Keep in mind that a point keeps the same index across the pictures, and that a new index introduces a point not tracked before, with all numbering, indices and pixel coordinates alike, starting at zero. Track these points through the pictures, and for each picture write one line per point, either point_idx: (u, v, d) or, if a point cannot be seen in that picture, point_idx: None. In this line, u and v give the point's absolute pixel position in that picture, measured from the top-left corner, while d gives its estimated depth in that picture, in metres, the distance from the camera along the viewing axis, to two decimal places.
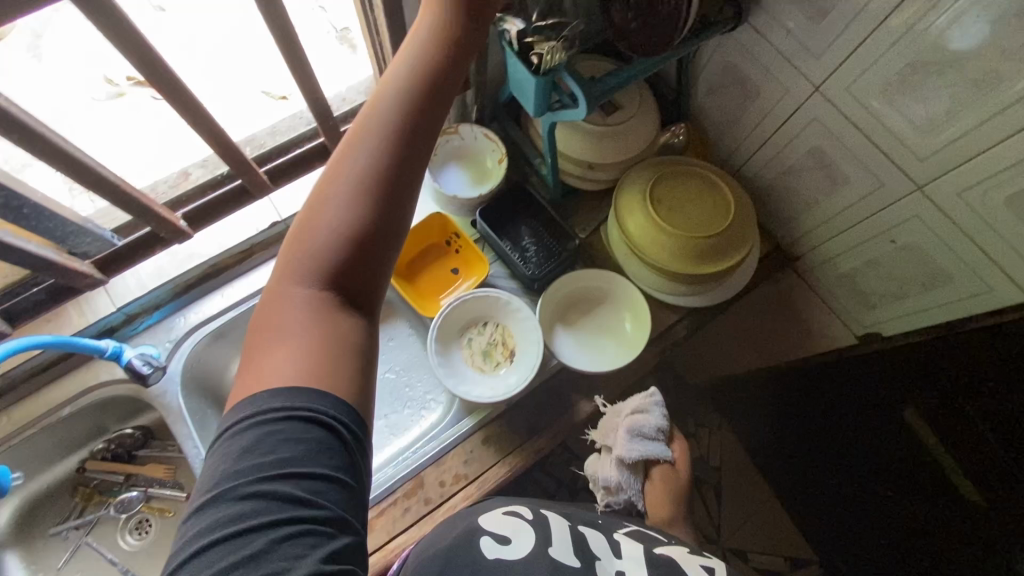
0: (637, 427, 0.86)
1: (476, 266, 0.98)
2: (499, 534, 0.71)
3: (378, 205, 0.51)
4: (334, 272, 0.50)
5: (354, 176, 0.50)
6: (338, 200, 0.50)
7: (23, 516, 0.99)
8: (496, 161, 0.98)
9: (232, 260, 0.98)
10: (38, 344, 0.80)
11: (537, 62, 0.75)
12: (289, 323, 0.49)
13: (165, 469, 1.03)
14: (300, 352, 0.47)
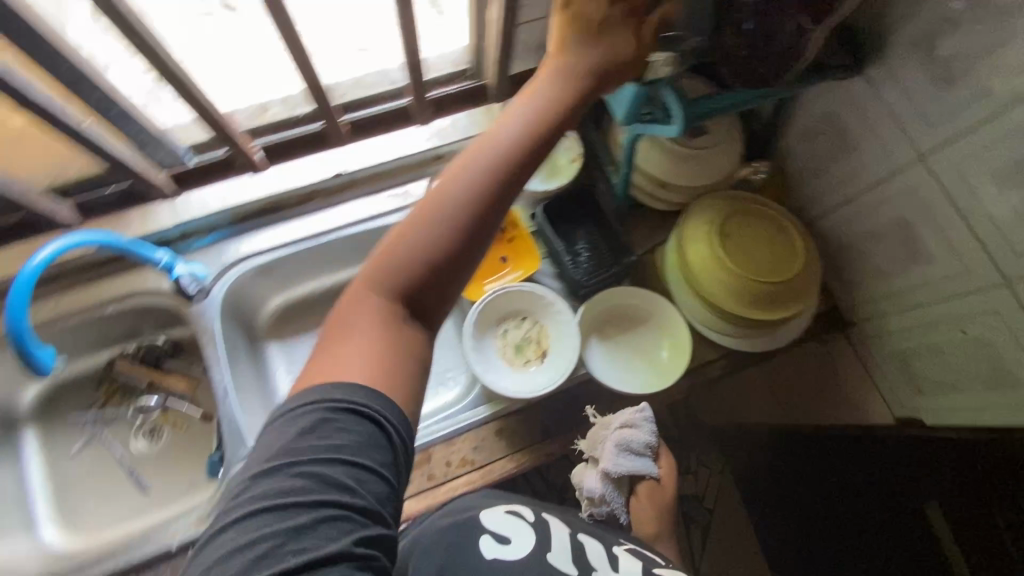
0: (626, 439, 0.85)
1: (525, 259, 0.96)
2: (497, 534, 0.72)
3: (468, 228, 0.55)
4: (414, 284, 0.54)
5: (454, 205, 0.54)
6: (434, 224, 0.54)
7: (49, 397, 1.03)
8: (569, 160, 0.97)
9: (292, 200, 0.99)
10: (102, 245, 0.84)
11: (642, 70, 0.73)
12: (362, 323, 0.53)
13: (186, 385, 1.06)
14: (366, 354, 0.51)
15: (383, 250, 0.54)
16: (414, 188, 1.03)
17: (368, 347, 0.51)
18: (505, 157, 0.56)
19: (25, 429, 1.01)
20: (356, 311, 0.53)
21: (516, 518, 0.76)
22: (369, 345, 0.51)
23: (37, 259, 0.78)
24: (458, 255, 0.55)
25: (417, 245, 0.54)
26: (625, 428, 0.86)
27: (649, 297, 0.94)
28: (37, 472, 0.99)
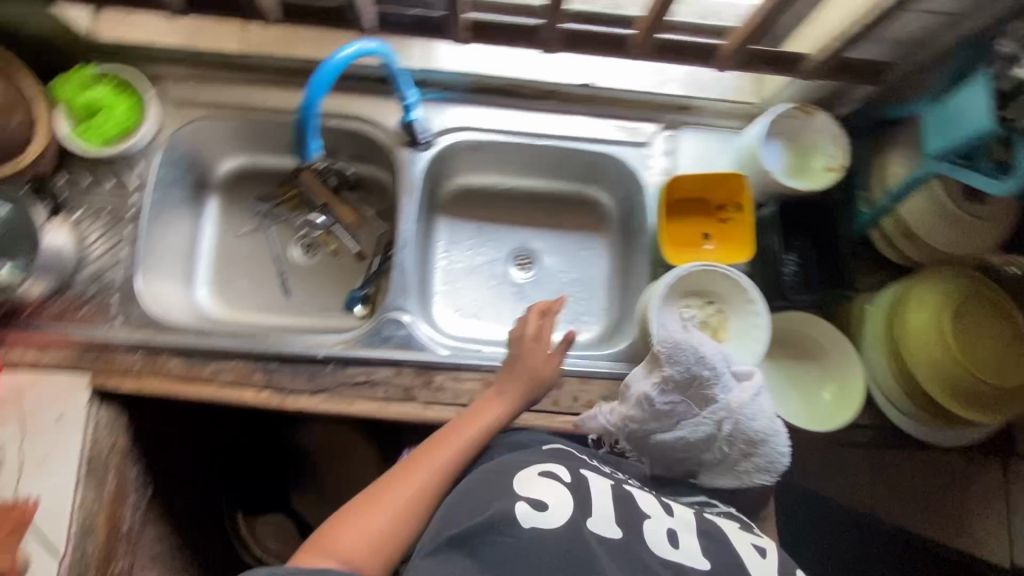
0: (735, 426, 0.76)
1: (732, 248, 0.90)
2: (533, 499, 0.69)
3: (447, 470, 0.75)
4: (395, 517, 0.70)
5: (439, 466, 0.74)
6: (421, 479, 0.73)
7: (239, 176, 1.08)
8: (828, 166, 0.87)
9: (532, 92, 0.96)
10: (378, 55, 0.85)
11: (1011, 113, 0.68)
12: (341, 547, 0.67)
13: (353, 219, 1.10)
14: (355, 548, 0.67)
15: (368, 501, 0.70)
16: (647, 128, 0.98)
17: (349, 531, 0.68)
18: (475, 445, 0.78)
19: (210, 194, 1.07)
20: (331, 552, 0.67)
21: (550, 479, 0.72)
22: (365, 513, 0.69)
23: (339, 56, 0.83)
24: (393, 542, 0.69)
25: (398, 482, 0.73)
26: (733, 412, 0.76)
27: (840, 341, 0.88)
28: (207, 237, 1.06)
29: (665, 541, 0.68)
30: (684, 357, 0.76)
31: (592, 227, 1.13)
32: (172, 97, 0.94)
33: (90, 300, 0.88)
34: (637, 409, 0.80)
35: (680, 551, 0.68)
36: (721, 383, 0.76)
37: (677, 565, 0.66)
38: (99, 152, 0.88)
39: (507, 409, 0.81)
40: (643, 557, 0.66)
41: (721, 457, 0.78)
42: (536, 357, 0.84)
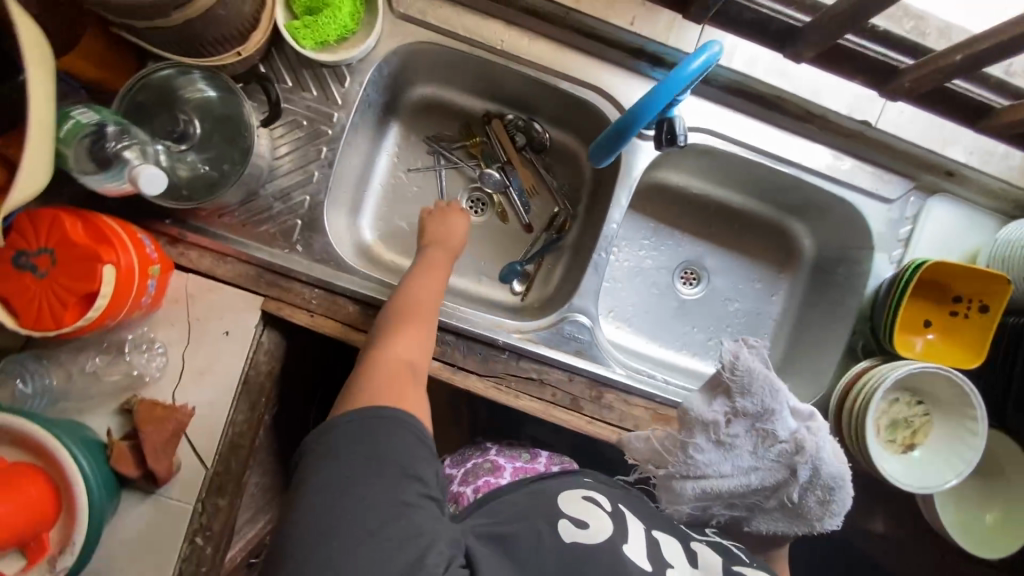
0: (807, 471, 0.69)
1: (954, 347, 0.83)
2: (573, 517, 0.65)
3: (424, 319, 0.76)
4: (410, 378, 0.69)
5: (410, 328, 0.74)
6: (401, 347, 0.72)
7: (426, 106, 0.98)
8: None
9: (793, 112, 0.84)
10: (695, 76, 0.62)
11: None
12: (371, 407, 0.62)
13: (532, 186, 1.01)
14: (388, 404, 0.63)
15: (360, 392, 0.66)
16: (899, 185, 0.87)
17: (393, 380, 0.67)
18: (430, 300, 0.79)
19: (393, 119, 0.97)
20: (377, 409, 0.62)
21: (591, 508, 0.67)
22: (394, 371, 0.68)
23: (690, 73, 0.61)
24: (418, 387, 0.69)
25: (382, 364, 0.69)
26: (805, 455, 0.68)
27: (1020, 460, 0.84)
28: (379, 166, 0.97)
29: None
30: (757, 387, 0.68)
31: (776, 261, 1.04)
32: (398, 9, 0.81)
33: (274, 218, 0.81)
34: (701, 440, 0.71)
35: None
36: (788, 418, 0.69)
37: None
38: (312, 56, 0.77)
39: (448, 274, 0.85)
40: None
41: (781, 500, 0.71)
42: (456, 225, 0.89)
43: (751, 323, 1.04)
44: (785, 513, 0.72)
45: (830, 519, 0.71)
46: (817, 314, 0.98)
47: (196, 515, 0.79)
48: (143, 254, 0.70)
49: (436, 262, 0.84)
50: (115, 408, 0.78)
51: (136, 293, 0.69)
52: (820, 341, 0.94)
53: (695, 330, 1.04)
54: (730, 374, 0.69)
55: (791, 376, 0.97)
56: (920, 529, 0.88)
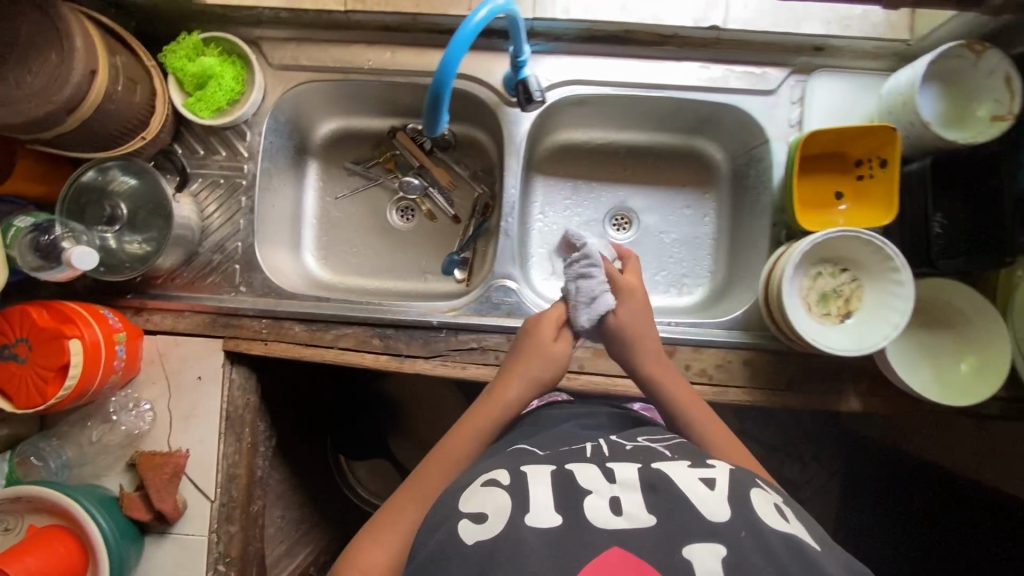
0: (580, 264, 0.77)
1: (868, 209, 0.83)
2: (471, 513, 0.56)
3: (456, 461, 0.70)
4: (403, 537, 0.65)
5: (435, 475, 0.70)
6: (419, 490, 0.69)
7: (334, 139, 1.07)
8: (993, 117, 0.78)
9: (648, 40, 0.89)
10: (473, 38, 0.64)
11: None
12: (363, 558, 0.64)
13: (449, 181, 1.08)
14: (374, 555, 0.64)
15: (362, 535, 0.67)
16: (775, 74, 0.88)
17: (383, 546, 0.64)
18: (473, 446, 0.72)
19: (309, 159, 1.07)
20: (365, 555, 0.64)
21: (491, 487, 0.59)
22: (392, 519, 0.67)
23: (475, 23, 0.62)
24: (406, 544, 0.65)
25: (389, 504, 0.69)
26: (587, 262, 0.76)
27: (970, 299, 0.83)
28: (308, 202, 1.07)
29: (606, 511, 0.54)
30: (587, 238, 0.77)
31: (697, 182, 1.06)
32: (275, 61, 0.92)
33: (216, 268, 0.92)
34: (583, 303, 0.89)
35: (626, 517, 0.53)
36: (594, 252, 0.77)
37: (625, 535, 0.51)
38: (213, 121, 0.89)
39: (514, 401, 0.73)
40: (587, 537, 0.51)
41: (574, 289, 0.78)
42: (550, 354, 0.75)
43: (691, 249, 1.05)
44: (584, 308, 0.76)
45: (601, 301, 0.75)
46: (747, 219, 0.99)
47: (214, 544, 0.89)
48: (106, 327, 0.82)
49: (496, 407, 0.74)
50: (123, 466, 0.88)
51: (105, 362, 0.80)
52: (750, 246, 0.95)
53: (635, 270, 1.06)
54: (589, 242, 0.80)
55: (738, 286, 0.97)
56: (897, 398, 0.87)
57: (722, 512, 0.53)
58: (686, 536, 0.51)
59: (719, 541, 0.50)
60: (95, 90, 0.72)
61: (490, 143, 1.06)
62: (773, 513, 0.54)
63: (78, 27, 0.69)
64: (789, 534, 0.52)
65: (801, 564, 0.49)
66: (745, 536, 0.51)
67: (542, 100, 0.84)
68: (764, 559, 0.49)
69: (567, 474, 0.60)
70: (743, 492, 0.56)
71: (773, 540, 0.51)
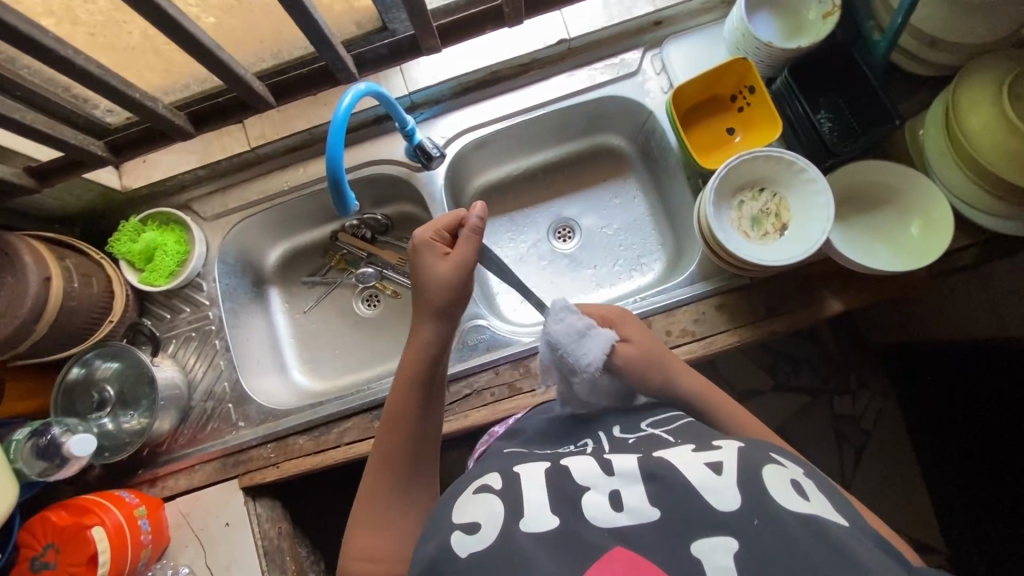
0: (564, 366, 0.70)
1: (758, 130, 0.89)
2: (464, 524, 0.53)
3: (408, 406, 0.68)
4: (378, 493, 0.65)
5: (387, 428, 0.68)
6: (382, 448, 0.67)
7: (286, 261, 1.15)
8: (821, 15, 0.85)
9: (512, 71, 0.98)
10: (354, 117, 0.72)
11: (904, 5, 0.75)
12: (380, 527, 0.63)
13: (399, 257, 1.14)
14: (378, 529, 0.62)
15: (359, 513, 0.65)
16: (631, 57, 0.98)
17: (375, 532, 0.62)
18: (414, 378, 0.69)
19: (270, 288, 1.13)
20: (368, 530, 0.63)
21: (484, 496, 0.55)
22: (369, 496, 0.65)
23: (346, 106, 0.71)
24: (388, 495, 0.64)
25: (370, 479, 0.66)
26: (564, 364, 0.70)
27: (879, 173, 0.87)
28: (280, 325, 1.12)
29: (608, 509, 0.50)
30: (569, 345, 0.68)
31: (615, 172, 1.13)
32: (208, 214, 1.01)
33: (211, 415, 0.96)
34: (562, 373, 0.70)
35: (627, 513, 0.49)
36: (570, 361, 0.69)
37: (628, 532, 0.48)
38: (170, 284, 0.96)
39: (433, 337, 0.69)
40: (586, 539, 0.48)
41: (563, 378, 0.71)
42: (438, 267, 0.70)
43: (634, 231, 1.11)
44: (597, 381, 0.70)
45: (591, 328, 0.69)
46: (670, 186, 1.05)
47: None
48: (126, 508, 0.83)
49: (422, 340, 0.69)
50: None
51: (132, 541, 0.81)
52: (682, 205, 1.00)
53: (594, 270, 1.11)
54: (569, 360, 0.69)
55: (687, 243, 1.02)
56: (877, 284, 0.87)
57: (731, 498, 0.48)
58: (692, 531, 0.46)
59: (730, 533, 0.45)
60: (54, 296, 0.79)
61: (423, 211, 1.14)
62: (789, 493, 0.49)
63: (25, 246, 0.78)
64: (807, 515, 0.47)
65: (821, 547, 0.44)
66: (760, 524, 0.45)
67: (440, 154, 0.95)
68: (785, 549, 0.44)
69: (562, 470, 0.56)
70: (753, 469, 0.51)
71: (792, 525, 0.45)
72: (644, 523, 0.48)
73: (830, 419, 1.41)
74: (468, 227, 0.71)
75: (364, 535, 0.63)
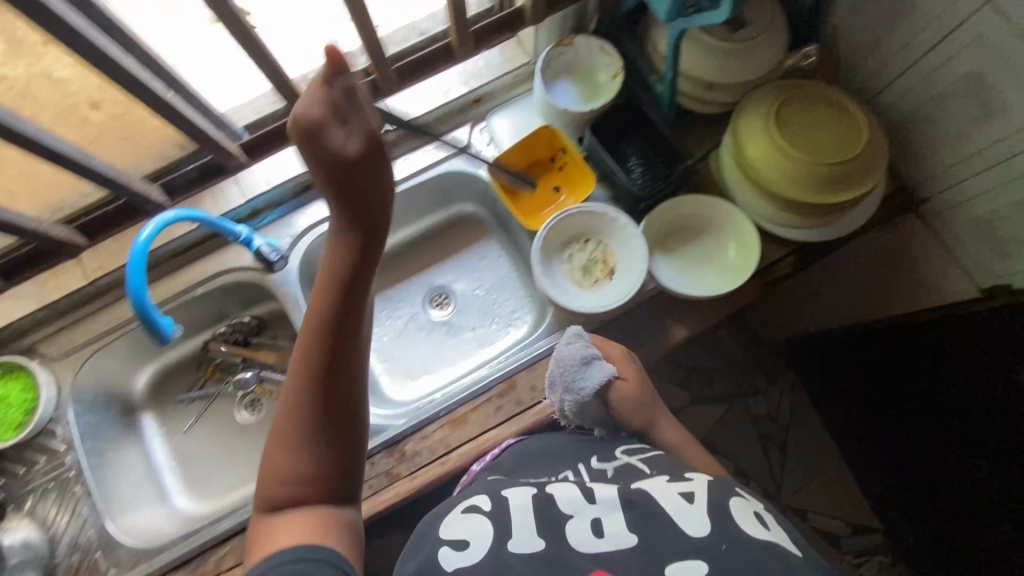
0: (571, 384, 0.82)
1: (578, 185, 0.97)
2: (451, 542, 0.66)
3: (328, 322, 0.64)
4: (297, 438, 0.62)
5: (309, 327, 0.64)
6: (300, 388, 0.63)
7: (157, 382, 1.11)
8: (610, 76, 0.94)
9: None
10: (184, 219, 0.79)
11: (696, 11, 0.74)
12: (286, 464, 0.62)
13: (276, 355, 1.11)
14: (291, 478, 0.61)
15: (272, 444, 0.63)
16: (459, 134, 1.04)
17: (279, 484, 0.62)
18: (333, 300, 0.64)
19: (142, 413, 1.09)
20: (275, 482, 0.62)
21: (475, 515, 0.69)
22: (279, 443, 0.62)
23: (145, 232, 0.72)
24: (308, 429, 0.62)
25: (293, 380, 0.63)
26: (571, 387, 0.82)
27: (693, 204, 0.93)
28: (159, 450, 1.08)
29: (590, 535, 0.62)
30: (581, 372, 0.82)
31: (476, 236, 1.18)
32: (56, 354, 0.98)
33: (77, 568, 0.90)
34: (568, 395, 0.83)
35: (608, 540, 0.61)
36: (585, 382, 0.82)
37: (608, 557, 0.59)
38: (16, 438, 0.92)
39: (347, 248, 0.66)
40: (568, 559, 0.59)
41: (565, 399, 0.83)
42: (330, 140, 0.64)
43: (504, 288, 1.15)
44: (586, 407, 0.82)
45: (604, 364, 0.83)
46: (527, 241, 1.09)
47: None
48: None
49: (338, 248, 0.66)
50: None
51: None
52: None
53: (473, 331, 1.13)
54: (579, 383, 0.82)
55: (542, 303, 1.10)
56: (715, 305, 0.93)
57: (702, 527, 0.59)
58: (666, 557, 0.56)
59: (700, 558, 0.55)
60: None
61: None
62: (754, 523, 0.59)
63: None
64: (771, 543, 0.57)
65: (781, 568, 0.53)
66: (726, 549, 0.56)
67: (280, 256, 0.97)
68: (745, 565, 0.54)
69: (549, 498, 0.68)
70: (721, 504, 0.62)
71: (751, 547, 0.55)
72: (623, 547, 0.59)
73: (750, 424, 1.57)
74: (335, 69, 0.64)
75: (262, 483, 0.63)
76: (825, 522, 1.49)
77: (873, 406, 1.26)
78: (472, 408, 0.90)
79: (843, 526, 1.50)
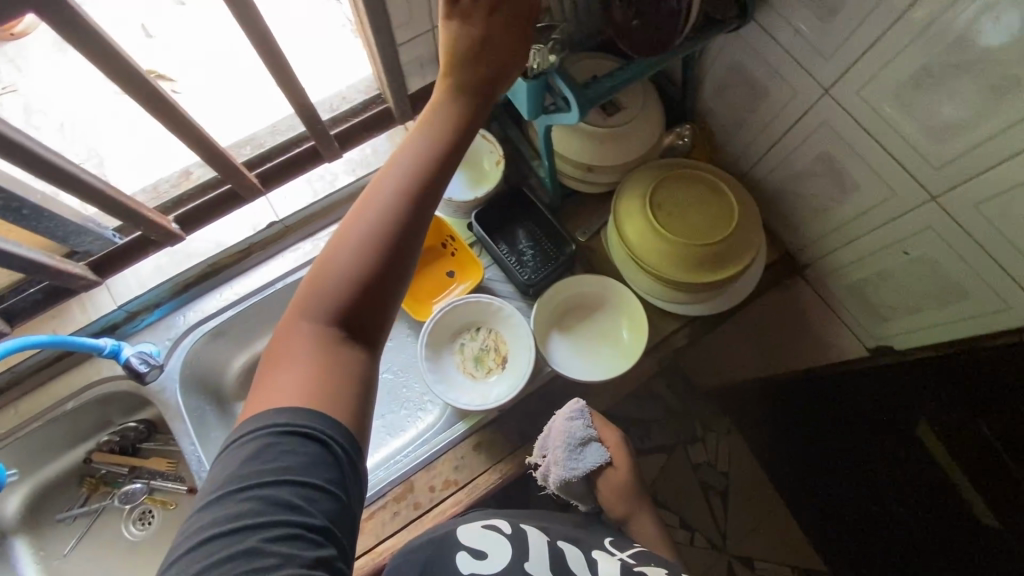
0: (566, 464, 0.83)
1: (470, 270, 0.96)
2: (473, 551, 0.73)
3: (431, 161, 0.57)
4: (338, 309, 0.53)
5: (404, 165, 0.56)
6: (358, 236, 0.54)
7: (30, 504, 1.01)
8: (494, 163, 0.95)
9: (234, 258, 0.98)
10: (33, 345, 0.81)
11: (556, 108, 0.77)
12: (294, 356, 0.51)
13: (167, 463, 1.04)
14: (301, 378, 0.49)
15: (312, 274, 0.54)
16: None
17: (340, 239, 0.53)
18: (430, 150, 0.57)
19: (13, 541, 0.99)
20: (288, 373, 0.50)
21: (498, 539, 0.76)
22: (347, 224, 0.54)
23: None
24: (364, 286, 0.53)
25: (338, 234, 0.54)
26: (567, 467, 0.83)
27: (582, 284, 0.92)
28: None
29: None
30: (581, 453, 0.84)
31: None
32: None
33: None
34: (565, 472, 0.83)
35: None
36: (583, 463, 0.84)
37: None
38: None
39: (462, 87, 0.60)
40: None
41: (557, 477, 0.83)
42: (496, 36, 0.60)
43: (413, 371, 1.10)
44: (575, 484, 0.84)
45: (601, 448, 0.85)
46: None
47: None
48: None
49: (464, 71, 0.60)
50: None
51: None
52: None
53: (382, 419, 1.08)
54: (576, 462, 0.83)
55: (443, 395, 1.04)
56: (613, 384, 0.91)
57: None
58: None
59: None
60: None
61: None
62: None
63: None
64: None
65: None
66: None
67: (152, 365, 0.91)
68: None
69: (559, 549, 0.76)
70: None
71: None
72: None
73: (690, 473, 1.55)
74: None
75: (331, 244, 0.54)
76: (770, 569, 1.46)
77: (796, 455, 1.24)
78: (366, 516, 0.85)
79: (789, 572, 1.46)
